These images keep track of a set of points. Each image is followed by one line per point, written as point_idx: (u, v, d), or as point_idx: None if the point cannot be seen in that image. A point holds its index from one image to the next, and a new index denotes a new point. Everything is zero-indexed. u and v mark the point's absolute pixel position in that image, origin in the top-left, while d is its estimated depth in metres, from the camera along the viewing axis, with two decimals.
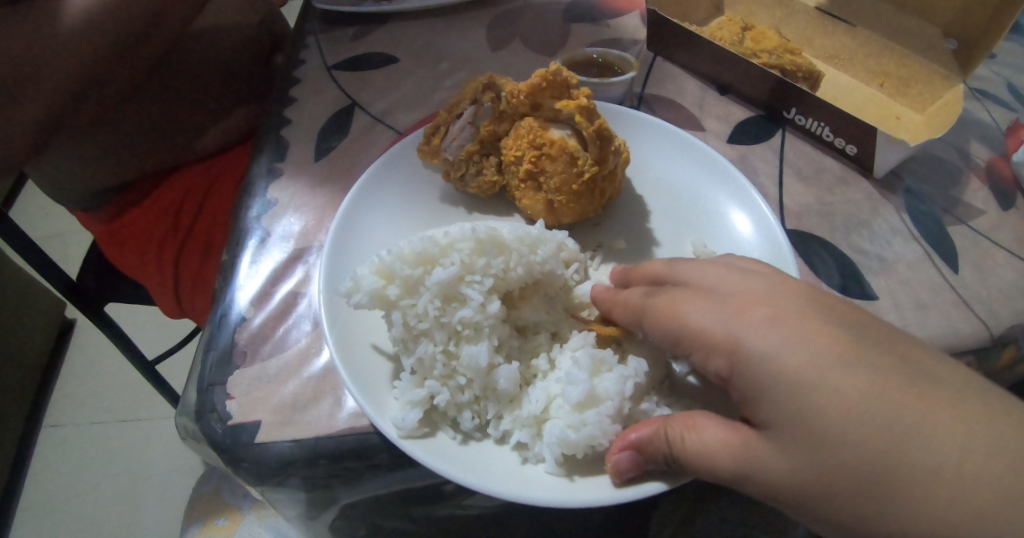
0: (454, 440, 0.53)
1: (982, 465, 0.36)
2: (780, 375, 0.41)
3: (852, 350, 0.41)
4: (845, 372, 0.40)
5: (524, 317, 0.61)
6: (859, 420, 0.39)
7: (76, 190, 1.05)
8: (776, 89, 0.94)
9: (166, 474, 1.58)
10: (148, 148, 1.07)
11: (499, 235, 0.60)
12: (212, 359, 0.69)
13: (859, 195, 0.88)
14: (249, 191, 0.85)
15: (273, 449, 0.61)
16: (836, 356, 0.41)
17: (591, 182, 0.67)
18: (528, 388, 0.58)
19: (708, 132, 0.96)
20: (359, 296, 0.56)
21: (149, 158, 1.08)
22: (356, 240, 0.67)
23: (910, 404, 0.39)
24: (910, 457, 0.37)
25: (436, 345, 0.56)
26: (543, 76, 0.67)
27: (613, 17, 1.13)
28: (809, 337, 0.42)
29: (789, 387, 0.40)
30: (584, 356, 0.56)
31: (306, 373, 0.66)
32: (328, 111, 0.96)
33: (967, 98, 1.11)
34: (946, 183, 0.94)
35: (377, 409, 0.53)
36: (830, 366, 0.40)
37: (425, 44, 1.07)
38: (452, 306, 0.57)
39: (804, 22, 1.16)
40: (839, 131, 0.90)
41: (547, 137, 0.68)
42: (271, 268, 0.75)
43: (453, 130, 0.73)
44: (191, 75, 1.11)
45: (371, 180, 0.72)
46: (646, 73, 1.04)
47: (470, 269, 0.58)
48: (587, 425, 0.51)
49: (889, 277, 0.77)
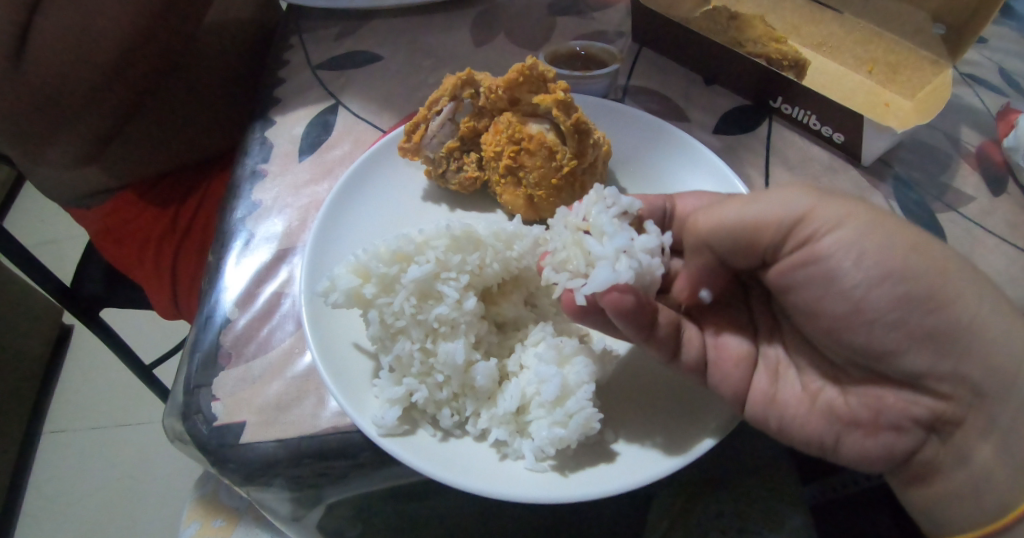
0: (434, 437, 0.53)
1: (992, 331, 0.43)
2: (812, 265, 0.47)
3: (896, 242, 0.44)
4: (890, 248, 0.44)
5: (502, 313, 0.61)
6: (889, 303, 0.44)
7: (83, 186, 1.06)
8: (763, 77, 0.93)
9: (168, 477, 1.59)
10: (158, 148, 1.08)
11: (475, 231, 0.59)
12: (196, 361, 0.69)
13: (847, 183, 0.88)
14: (235, 193, 0.85)
15: (258, 449, 0.61)
16: (892, 239, 0.44)
17: (571, 176, 0.67)
18: (505, 383, 0.57)
19: (694, 124, 0.95)
20: (335, 296, 0.55)
21: (159, 158, 1.08)
22: (335, 240, 0.67)
23: (957, 294, 0.43)
24: (946, 324, 0.43)
25: (413, 343, 0.55)
26: (520, 70, 0.66)
27: (598, 10, 1.12)
28: (869, 239, 0.44)
29: (826, 271, 0.47)
30: (546, 350, 0.56)
31: (290, 373, 0.66)
32: (313, 111, 0.96)
33: (958, 84, 1.10)
34: (935, 170, 0.94)
35: (357, 407, 0.53)
36: (878, 250, 0.44)
37: (409, 42, 1.06)
38: (428, 304, 0.56)
39: (791, 11, 1.15)
40: (827, 119, 0.89)
41: (525, 132, 0.67)
42: (255, 268, 0.75)
43: (433, 127, 0.72)
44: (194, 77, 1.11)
45: (350, 178, 0.71)
46: (631, 65, 1.04)
47: (446, 265, 0.57)
48: (572, 416, 0.51)
49: None
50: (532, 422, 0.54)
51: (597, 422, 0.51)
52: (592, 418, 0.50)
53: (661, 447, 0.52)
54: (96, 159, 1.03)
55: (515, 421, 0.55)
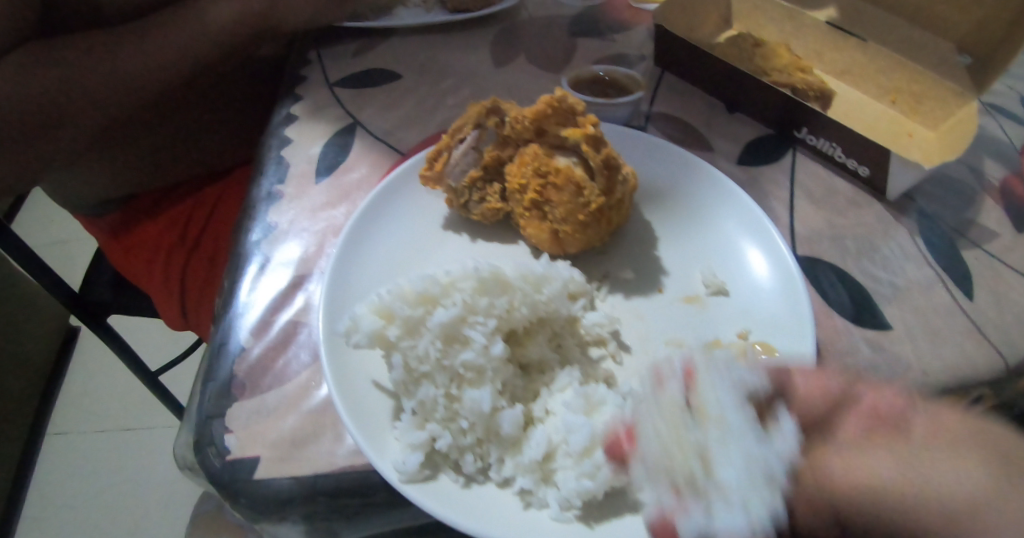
0: (456, 483, 0.51)
1: None
2: None
3: None
4: None
5: (527, 355, 0.59)
6: None
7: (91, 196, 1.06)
8: (787, 108, 0.92)
9: (170, 484, 1.57)
10: (169, 164, 1.06)
11: (503, 274, 0.59)
12: (208, 391, 0.67)
13: (871, 217, 0.86)
14: (249, 214, 0.84)
15: (271, 486, 0.59)
16: None
17: (598, 212, 0.64)
18: (530, 429, 0.55)
19: (717, 152, 0.93)
20: (358, 337, 0.54)
21: (169, 172, 1.07)
22: (357, 273, 0.65)
23: None
24: None
25: (437, 388, 0.54)
26: (548, 102, 0.65)
27: (619, 32, 1.11)
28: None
29: None
30: (574, 397, 0.55)
31: (306, 406, 0.64)
32: (331, 130, 0.94)
33: (980, 114, 1.09)
34: (959, 204, 0.92)
35: (377, 451, 0.52)
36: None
37: (428, 60, 1.06)
38: (454, 348, 0.55)
39: (814, 37, 1.14)
40: (852, 152, 0.88)
41: (552, 165, 0.66)
42: (270, 295, 0.74)
43: (455, 156, 0.71)
44: (216, 101, 1.10)
45: (370, 208, 0.70)
46: (654, 90, 1.02)
47: (473, 309, 0.56)
48: (601, 468, 0.49)
49: (902, 304, 0.76)
50: (558, 471, 0.52)
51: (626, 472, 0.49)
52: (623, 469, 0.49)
53: None
54: (107, 174, 1.03)
55: (540, 468, 0.53)
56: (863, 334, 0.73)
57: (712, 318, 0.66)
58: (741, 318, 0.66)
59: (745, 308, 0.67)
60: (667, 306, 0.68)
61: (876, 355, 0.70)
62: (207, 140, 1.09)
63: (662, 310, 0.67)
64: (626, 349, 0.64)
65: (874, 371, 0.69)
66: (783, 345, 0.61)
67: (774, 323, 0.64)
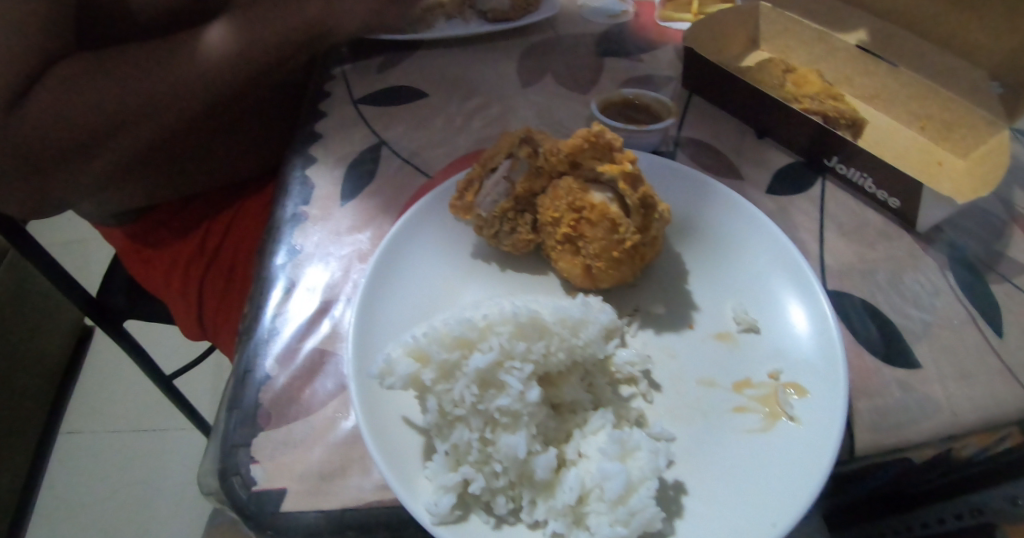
0: (487, 525, 0.51)
1: None
2: None
3: None
4: None
5: (560, 396, 0.59)
6: None
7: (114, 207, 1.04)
8: (818, 136, 0.91)
9: (183, 486, 1.58)
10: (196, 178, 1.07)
11: (541, 318, 0.58)
12: (234, 418, 0.67)
13: (901, 250, 0.86)
14: (274, 235, 0.83)
15: (299, 520, 0.59)
16: None
17: (633, 248, 0.63)
18: (562, 472, 0.55)
19: (746, 180, 0.92)
20: (392, 380, 0.53)
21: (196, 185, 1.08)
22: (389, 305, 0.65)
23: None
24: None
25: (471, 432, 0.53)
26: (586, 137, 0.64)
27: (646, 51, 1.10)
28: None
29: None
30: (609, 443, 0.54)
31: (333, 437, 0.64)
32: (357, 148, 0.94)
33: (1010, 142, 1.08)
34: (988, 236, 0.91)
35: (410, 493, 0.51)
36: None
37: (454, 77, 1.05)
38: (489, 394, 0.54)
39: (844, 60, 1.13)
40: (884, 184, 0.87)
41: (587, 201, 0.65)
42: (298, 320, 0.74)
43: (487, 186, 0.70)
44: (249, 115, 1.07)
45: (400, 238, 0.70)
46: (681, 114, 1.01)
47: (510, 353, 0.55)
48: (635, 515, 0.49)
49: (933, 343, 0.75)
50: (591, 516, 0.52)
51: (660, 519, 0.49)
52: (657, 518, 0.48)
53: None
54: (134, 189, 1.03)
55: (572, 512, 0.53)
56: (894, 374, 0.72)
57: (745, 357, 0.66)
58: (774, 359, 0.65)
59: (779, 348, 0.66)
60: (697, 342, 0.68)
61: (907, 396, 0.70)
62: (237, 155, 1.08)
63: (692, 347, 0.67)
64: (656, 389, 0.64)
65: (904, 412, 0.68)
66: (816, 388, 0.61)
67: (809, 367, 0.63)
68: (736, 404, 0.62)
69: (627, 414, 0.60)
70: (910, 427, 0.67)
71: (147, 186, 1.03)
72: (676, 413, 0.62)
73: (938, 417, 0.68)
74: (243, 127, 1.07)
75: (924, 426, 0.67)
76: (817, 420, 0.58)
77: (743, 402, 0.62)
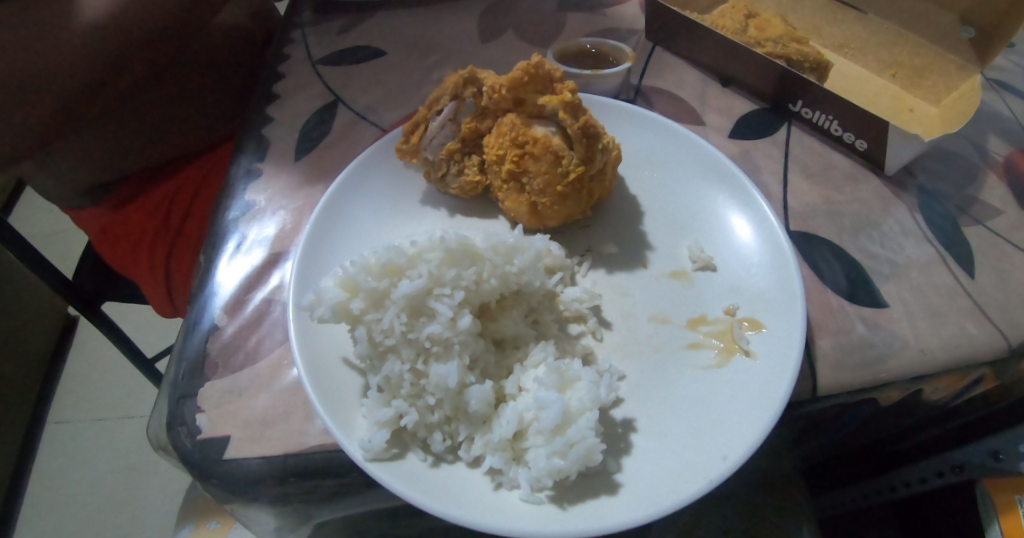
0: (424, 463, 0.49)
1: None
2: None
3: None
4: None
5: (501, 330, 0.57)
6: None
7: (72, 187, 1.05)
8: (782, 80, 0.89)
9: (161, 474, 1.55)
10: (145, 147, 1.06)
11: (472, 244, 0.56)
12: (181, 371, 0.65)
13: (869, 193, 0.83)
14: (227, 193, 0.81)
15: (241, 466, 0.57)
16: None
17: (577, 182, 0.63)
18: (502, 407, 0.53)
19: (709, 127, 0.90)
20: (321, 310, 0.52)
21: (146, 155, 1.06)
22: (329, 249, 0.63)
23: None
24: None
25: (403, 364, 0.52)
26: (525, 69, 0.63)
27: (611, 6, 1.09)
28: None
29: None
30: (547, 374, 0.52)
31: (277, 385, 0.62)
32: (312, 107, 0.93)
33: (985, 90, 1.06)
34: (961, 180, 0.88)
35: (342, 429, 0.49)
36: None
37: (414, 38, 1.04)
38: (419, 322, 0.53)
39: (813, 10, 1.11)
40: (849, 125, 0.84)
41: (530, 135, 0.63)
42: (244, 273, 0.72)
43: (433, 128, 0.69)
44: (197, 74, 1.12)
45: (343, 182, 0.68)
46: (645, 65, 0.99)
47: (439, 280, 0.54)
48: (573, 446, 0.47)
49: (901, 282, 0.72)
50: (529, 450, 0.50)
51: (600, 448, 0.47)
52: (595, 448, 0.46)
53: (669, 477, 0.48)
54: (84, 165, 1.03)
55: (511, 447, 0.51)
56: (860, 312, 0.68)
57: (701, 293, 0.64)
58: (729, 294, 0.63)
59: (733, 283, 0.63)
60: (651, 281, 0.65)
61: (873, 333, 0.66)
62: (194, 113, 1.11)
63: (646, 286, 0.65)
64: (607, 326, 0.61)
65: (869, 350, 0.64)
66: (772, 319, 0.58)
67: (763, 300, 0.60)
68: (689, 340, 0.59)
69: (572, 349, 0.58)
70: (877, 366, 0.63)
71: (108, 150, 1.03)
72: (627, 349, 0.59)
73: (905, 355, 0.64)
74: (192, 84, 1.12)
75: (892, 365, 0.63)
76: (771, 350, 0.55)
77: (697, 337, 0.59)
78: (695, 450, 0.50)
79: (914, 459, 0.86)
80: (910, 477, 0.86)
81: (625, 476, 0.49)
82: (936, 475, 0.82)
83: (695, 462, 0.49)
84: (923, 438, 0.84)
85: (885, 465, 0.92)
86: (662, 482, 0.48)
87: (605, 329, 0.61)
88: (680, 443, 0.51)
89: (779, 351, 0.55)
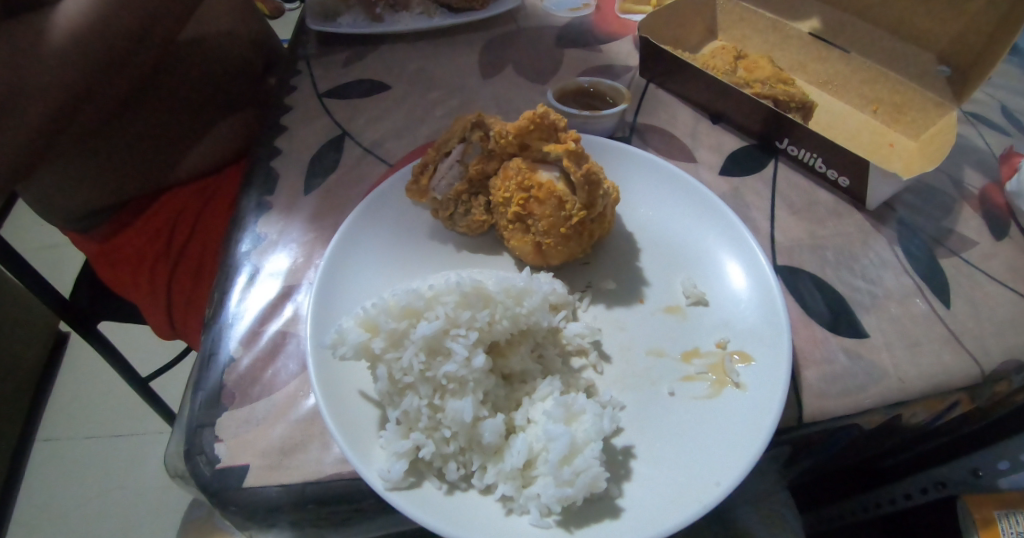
0: (439, 491, 0.53)
1: None
2: None
3: None
4: None
5: (510, 365, 0.62)
6: None
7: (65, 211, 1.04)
8: (768, 119, 0.95)
9: (156, 491, 1.56)
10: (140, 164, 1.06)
11: (485, 288, 0.61)
12: (199, 400, 0.68)
13: (851, 227, 0.88)
14: (239, 225, 0.85)
15: (259, 494, 0.60)
16: None
17: (579, 224, 0.67)
18: (511, 438, 0.57)
19: (699, 163, 0.96)
20: (344, 349, 0.57)
21: (139, 170, 1.06)
22: (345, 287, 0.67)
23: None
24: None
25: (421, 399, 0.56)
26: (531, 118, 0.67)
27: (605, 43, 1.15)
28: None
29: None
30: (554, 407, 0.57)
31: (294, 415, 0.66)
32: (321, 140, 0.97)
33: (961, 123, 1.12)
34: (937, 213, 0.93)
35: (362, 460, 0.53)
36: None
37: (420, 72, 1.09)
38: (436, 360, 0.58)
39: (798, 48, 1.17)
40: (831, 162, 0.90)
41: (535, 180, 0.68)
42: (260, 306, 0.75)
43: (441, 169, 0.73)
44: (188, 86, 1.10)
45: (357, 223, 0.72)
46: (639, 102, 1.05)
47: (455, 321, 0.59)
48: (580, 474, 0.51)
49: (880, 314, 0.76)
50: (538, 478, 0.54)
51: (604, 478, 0.50)
52: (600, 476, 0.50)
53: (667, 503, 0.51)
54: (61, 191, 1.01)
55: (521, 475, 0.54)
56: (842, 343, 0.72)
57: (694, 327, 0.68)
58: (720, 328, 0.66)
59: (723, 318, 0.67)
60: (647, 316, 0.70)
61: (854, 363, 0.70)
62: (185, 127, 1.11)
63: (642, 321, 0.69)
64: (606, 360, 0.66)
65: (851, 380, 0.68)
66: (759, 352, 0.62)
67: (751, 333, 0.64)
68: (687, 371, 0.63)
69: (575, 383, 0.62)
70: (860, 394, 0.67)
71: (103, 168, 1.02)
72: (625, 381, 0.63)
73: (884, 384, 0.68)
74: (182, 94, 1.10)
75: (872, 393, 0.67)
76: (761, 381, 0.59)
77: (695, 367, 0.63)
78: (692, 480, 0.53)
79: (898, 476, 0.90)
80: (895, 494, 0.91)
81: (627, 503, 0.52)
82: (920, 491, 0.87)
83: (691, 490, 0.52)
84: (906, 456, 0.87)
85: (868, 482, 0.96)
86: (659, 510, 0.51)
87: (604, 363, 0.65)
88: (678, 471, 0.54)
89: (766, 384, 0.58)
